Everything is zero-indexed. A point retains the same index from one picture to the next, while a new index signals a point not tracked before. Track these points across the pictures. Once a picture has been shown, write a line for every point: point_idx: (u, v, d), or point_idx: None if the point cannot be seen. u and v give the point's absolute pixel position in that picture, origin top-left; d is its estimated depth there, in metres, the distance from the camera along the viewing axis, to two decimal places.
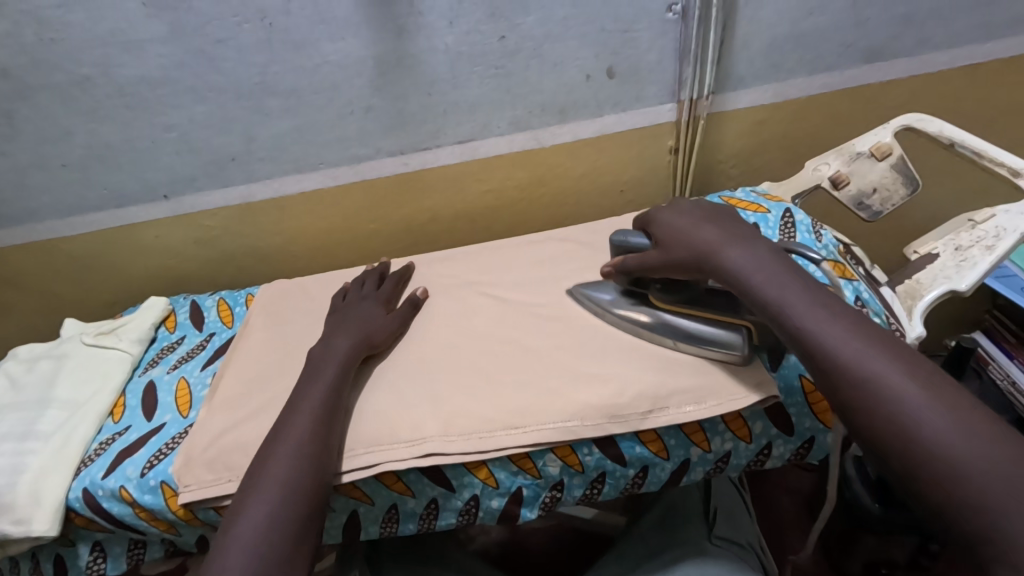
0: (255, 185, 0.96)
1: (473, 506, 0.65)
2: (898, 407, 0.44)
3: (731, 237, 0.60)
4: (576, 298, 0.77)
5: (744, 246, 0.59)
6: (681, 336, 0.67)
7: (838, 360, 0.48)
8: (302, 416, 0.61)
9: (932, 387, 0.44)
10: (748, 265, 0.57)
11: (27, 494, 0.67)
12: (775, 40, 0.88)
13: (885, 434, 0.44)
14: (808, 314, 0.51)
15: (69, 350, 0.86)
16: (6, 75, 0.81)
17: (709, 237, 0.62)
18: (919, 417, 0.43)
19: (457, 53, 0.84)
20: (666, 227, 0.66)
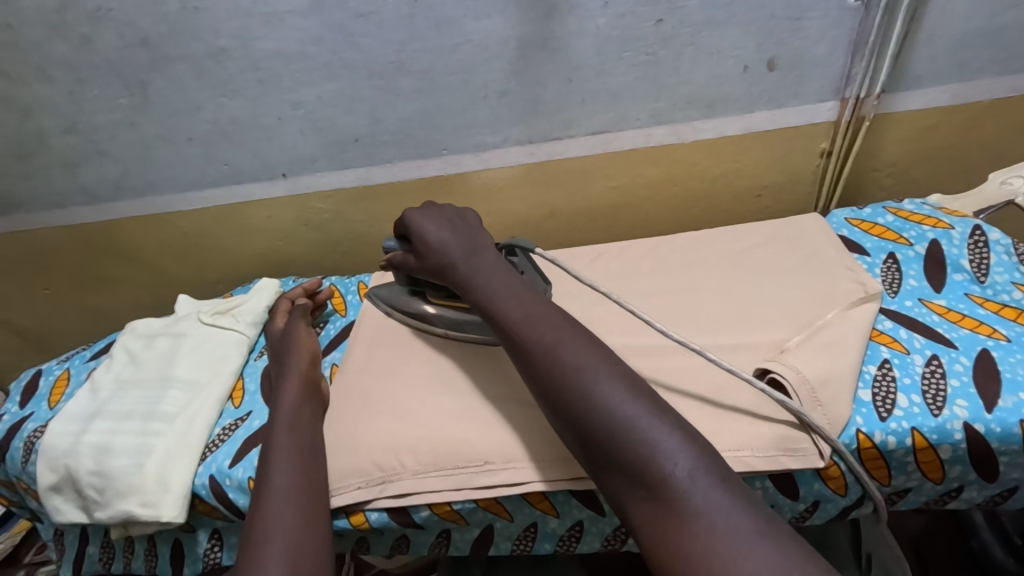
0: (374, 169, 0.92)
1: (623, 532, 0.60)
2: (617, 422, 0.43)
3: (503, 282, 0.58)
4: (372, 301, 0.83)
5: (509, 287, 0.57)
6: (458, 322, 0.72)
7: (574, 382, 0.47)
8: (278, 498, 0.53)
9: (651, 408, 0.44)
10: (523, 308, 0.54)
11: (151, 477, 0.65)
12: (967, 34, 0.78)
13: (599, 447, 0.44)
14: (569, 347, 0.49)
15: (185, 328, 0.84)
16: (145, 44, 0.79)
17: (484, 283, 0.58)
18: (637, 427, 0.43)
19: (607, 37, 0.78)
20: (418, 237, 0.66)
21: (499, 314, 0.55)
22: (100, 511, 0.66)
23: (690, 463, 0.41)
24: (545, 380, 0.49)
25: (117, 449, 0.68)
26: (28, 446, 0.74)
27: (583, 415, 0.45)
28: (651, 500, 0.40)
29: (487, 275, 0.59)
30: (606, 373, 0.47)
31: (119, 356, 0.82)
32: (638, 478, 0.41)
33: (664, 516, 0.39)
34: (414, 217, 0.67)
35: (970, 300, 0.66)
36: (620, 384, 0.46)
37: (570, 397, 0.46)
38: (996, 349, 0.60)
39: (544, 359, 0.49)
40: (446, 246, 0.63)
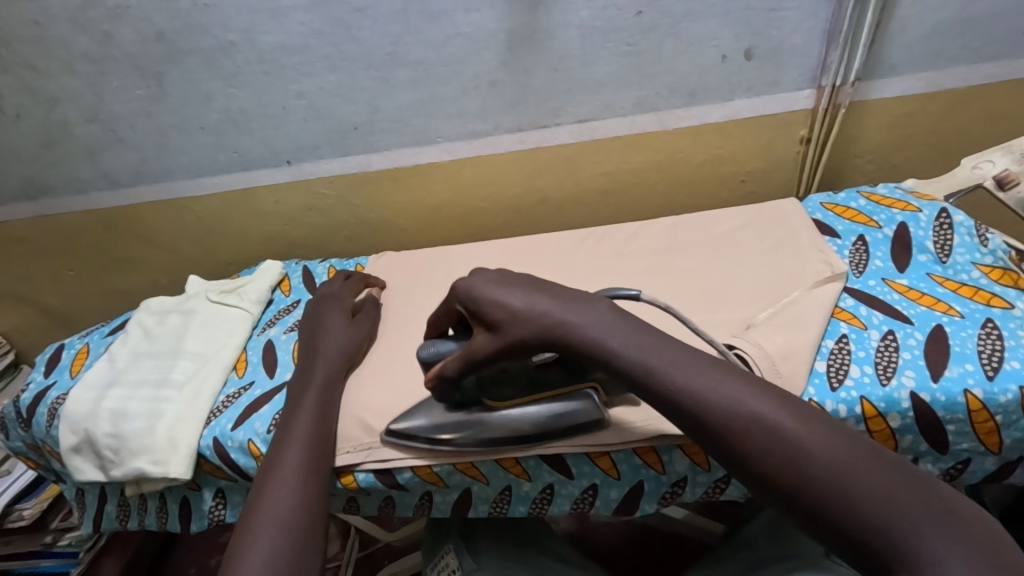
0: (373, 156, 0.97)
1: (590, 495, 0.64)
2: (878, 514, 0.36)
3: (658, 347, 0.46)
4: (398, 441, 0.64)
5: (662, 346, 0.46)
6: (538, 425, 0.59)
7: (808, 468, 0.38)
8: (293, 449, 0.61)
9: (915, 498, 0.37)
10: (696, 376, 0.44)
11: (163, 438, 0.71)
12: (942, 22, 0.80)
13: (851, 540, 0.37)
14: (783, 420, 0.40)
15: (196, 306, 0.90)
16: (160, 38, 0.84)
17: (627, 347, 0.46)
18: (898, 516, 0.36)
19: (590, 28, 0.81)
20: (492, 303, 0.49)
21: (669, 379, 0.44)
22: (115, 469, 0.72)
23: (971, 559, 0.34)
24: (754, 463, 0.40)
25: (134, 413, 0.74)
26: (52, 411, 0.81)
27: (827, 503, 0.37)
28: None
29: (634, 334, 0.47)
30: (832, 446, 0.39)
31: (136, 331, 0.88)
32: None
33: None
34: (478, 284, 0.51)
35: (931, 279, 0.69)
36: (864, 464, 0.38)
37: (806, 483, 0.38)
38: (949, 325, 0.63)
39: (750, 437, 0.40)
40: (541, 308, 0.48)
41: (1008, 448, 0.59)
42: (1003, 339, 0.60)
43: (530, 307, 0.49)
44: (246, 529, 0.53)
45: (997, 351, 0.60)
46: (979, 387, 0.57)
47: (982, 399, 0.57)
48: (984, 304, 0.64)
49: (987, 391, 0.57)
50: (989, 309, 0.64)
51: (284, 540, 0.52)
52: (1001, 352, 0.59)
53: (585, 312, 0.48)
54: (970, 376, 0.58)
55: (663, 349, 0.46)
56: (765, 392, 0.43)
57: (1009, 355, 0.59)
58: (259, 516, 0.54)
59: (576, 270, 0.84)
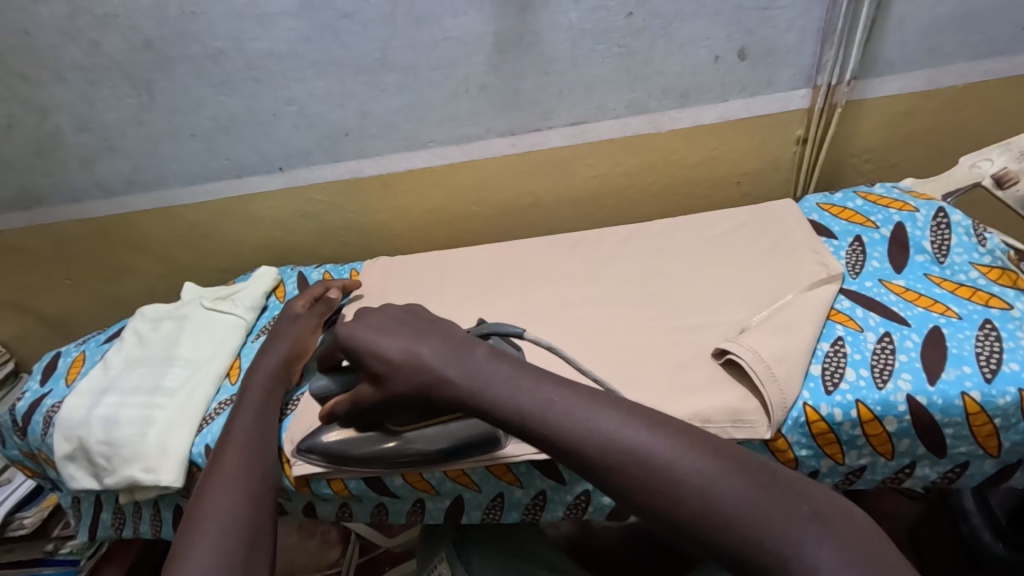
0: (365, 161, 0.97)
1: (583, 501, 0.63)
2: (724, 510, 0.34)
3: (512, 371, 0.44)
4: (304, 458, 0.64)
5: (529, 372, 0.43)
6: (441, 446, 0.60)
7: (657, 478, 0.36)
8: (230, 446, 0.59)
9: (762, 486, 0.35)
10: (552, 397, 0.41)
11: (154, 446, 0.71)
12: (937, 19, 0.79)
13: (723, 552, 0.34)
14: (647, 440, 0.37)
15: (189, 312, 0.90)
16: (148, 46, 0.85)
17: (493, 381, 0.43)
18: (764, 519, 0.33)
19: (580, 30, 0.81)
20: (370, 352, 0.48)
21: (531, 406, 0.41)
22: (108, 477, 0.72)
23: (840, 556, 0.32)
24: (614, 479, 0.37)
25: (125, 421, 0.74)
26: (47, 420, 0.81)
27: (696, 514, 0.35)
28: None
29: (492, 364, 0.45)
30: (702, 461, 0.36)
31: (130, 338, 0.88)
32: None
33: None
34: (360, 332, 0.49)
35: (928, 280, 0.68)
36: (730, 475, 0.35)
37: (678, 505, 0.35)
38: (946, 326, 0.62)
39: (602, 450, 0.38)
40: (416, 357, 0.46)
41: (1008, 451, 0.58)
42: (1001, 341, 0.59)
43: (404, 354, 0.46)
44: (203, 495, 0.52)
45: (995, 353, 0.59)
46: (977, 390, 0.56)
47: (980, 402, 0.56)
48: (983, 305, 0.63)
49: (985, 394, 0.56)
50: (987, 310, 0.63)
51: (221, 532, 0.49)
52: (1000, 354, 0.58)
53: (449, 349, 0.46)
54: (968, 379, 0.57)
55: (526, 374, 0.43)
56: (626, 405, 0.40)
57: (1007, 357, 0.58)
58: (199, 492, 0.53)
59: (568, 274, 0.84)
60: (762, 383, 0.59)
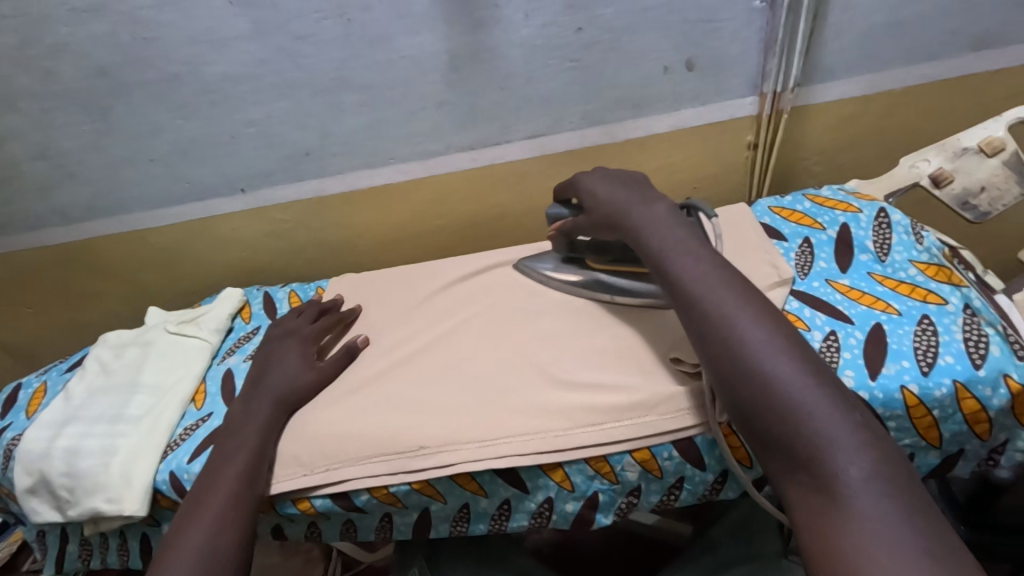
0: (327, 180, 0.97)
1: (547, 509, 0.64)
2: (791, 397, 0.44)
3: (676, 241, 0.57)
4: (521, 271, 0.85)
5: (683, 244, 0.57)
6: (617, 284, 0.75)
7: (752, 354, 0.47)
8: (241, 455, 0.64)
9: (830, 392, 0.44)
10: (691, 271, 0.54)
11: (118, 474, 0.70)
12: (872, 27, 0.82)
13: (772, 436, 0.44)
14: (759, 335, 0.47)
15: (154, 337, 0.89)
16: (103, 73, 0.85)
17: (658, 238, 0.59)
18: (829, 427, 0.42)
19: (532, 46, 0.83)
20: (589, 194, 0.70)
21: (685, 292, 0.53)
22: (71, 509, 0.71)
23: (870, 466, 0.40)
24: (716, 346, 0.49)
25: (89, 451, 0.74)
26: (8, 453, 0.80)
27: (762, 405, 0.45)
28: (820, 503, 0.40)
29: (666, 243, 0.58)
30: (790, 365, 0.45)
31: (92, 366, 0.87)
32: (809, 462, 0.42)
33: (826, 508, 0.40)
34: (586, 178, 0.75)
35: (871, 278, 0.71)
36: (811, 385, 0.44)
37: (758, 383, 0.45)
38: (888, 323, 0.64)
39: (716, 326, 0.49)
40: (614, 200, 0.67)
41: (949, 441, 0.60)
42: (937, 335, 0.62)
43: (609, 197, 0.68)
44: (192, 515, 0.59)
45: (931, 346, 0.61)
46: (915, 384, 0.59)
47: (918, 396, 0.58)
48: (921, 301, 0.66)
49: (922, 387, 0.58)
50: (925, 306, 0.65)
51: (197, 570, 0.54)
52: (935, 347, 0.60)
53: (635, 203, 0.64)
54: (906, 373, 0.59)
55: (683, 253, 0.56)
56: (749, 295, 0.51)
57: (942, 350, 0.60)
58: (207, 499, 0.60)
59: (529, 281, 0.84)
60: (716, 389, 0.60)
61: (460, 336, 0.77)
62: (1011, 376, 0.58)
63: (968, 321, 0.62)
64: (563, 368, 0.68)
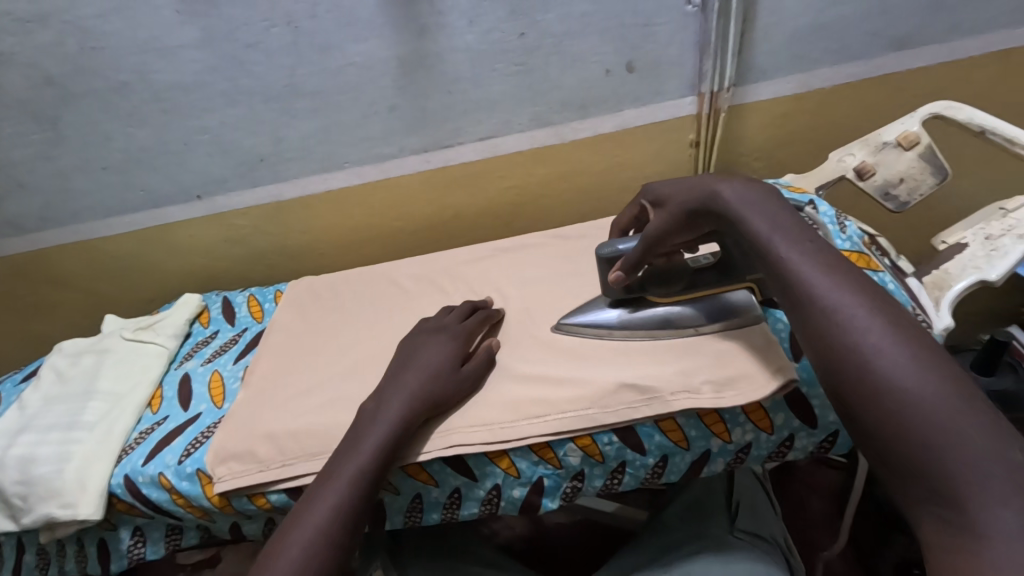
0: (283, 185, 0.99)
1: (495, 495, 0.67)
2: (927, 420, 0.38)
3: (786, 232, 0.51)
4: (568, 332, 0.73)
5: (798, 235, 0.51)
6: (704, 313, 0.68)
7: (879, 365, 0.41)
8: (349, 465, 0.59)
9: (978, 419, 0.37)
10: (810, 268, 0.48)
11: (72, 481, 0.71)
12: (799, 30, 0.87)
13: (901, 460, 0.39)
14: (888, 345, 0.42)
15: (110, 345, 0.90)
16: (51, 83, 0.85)
17: (764, 228, 0.52)
18: (976, 458, 0.36)
19: (478, 51, 0.86)
20: (671, 188, 0.64)
21: (804, 287, 0.47)
22: (25, 517, 0.71)
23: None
24: (836, 354, 0.43)
25: (43, 458, 0.74)
26: None
27: (888, 430, 0.39)
28: (962, 549, 0.35)
29: (778, 231, 0.51)
30: (930, 383, 0.39)
31: (47, 375, 0.87)
32: (943, 495, 0.37)
33: (966, 553, 0.35)
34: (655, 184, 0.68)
35: None
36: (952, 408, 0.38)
37: (886, 399, 0.40)
38: None
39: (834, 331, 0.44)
40: (700, 187, 0.60)
41: None
42: None
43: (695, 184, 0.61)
44: (290, 528, 0.56)
45: None
46: None
47: None
48: None
49: None
50: None
51: None
52: None
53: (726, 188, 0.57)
54: None
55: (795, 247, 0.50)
56: (877, 297, 0.45)
57: None
58: (306, 519, 0.56)
59: (482, 278, 0.86)
60: (675, 393, 0.62)
61: None
62: None
63: None
64: (511, 360, 0.71)
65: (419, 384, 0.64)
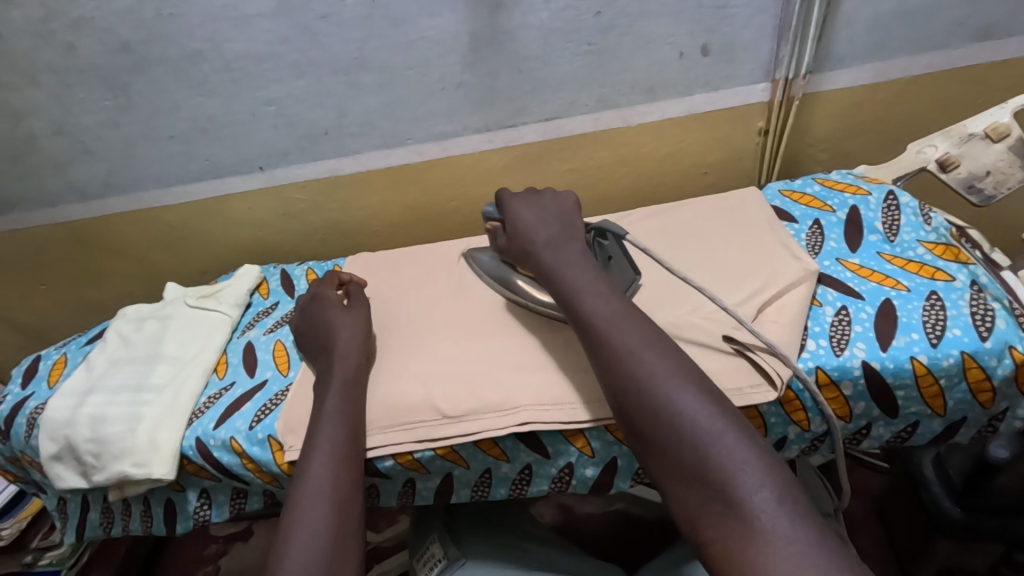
0: (344, 159, 0.98)
1: (567, 474, 0.67)
2: (693, 430, 0.46)
3: (588, 278, 0.61)
4: (470, 261, 0.86)
5: (598, 286, 0.60)
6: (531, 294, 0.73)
7: (652, 390, 0.49)
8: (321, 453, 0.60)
9: (736, 430, 0.46)
10: (605, 311, 0.57)
11: (144, 441, 0.72)
12: (882, 16, 0.85)
13: (683, 467, 0.46)
14: (666, 370, 0.51)
15: (174, 311, 0.91)
16: (125, 49, 0.86)
17: (571, 277, 0.61)
18: (735, 457, 0.44)
19: (551, 29, 0.85)
20: (512, 220, 0.71)
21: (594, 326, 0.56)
22: (97, 474, 0.72)
23: (777, 491, 0.43)
24: (625, 381, 0.51)
25: (114, 418, 0.75)
26: (31, 421, 0.80)
27: (665, 436, 0.48)
28: (740, 529, 0.42)
29: (581, 281, 0.60)
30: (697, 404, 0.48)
31: (113, 339, 0.88)
32: (721, 493, 0.44)
33: (739, 534, 0.42)
34: (510, 199, 0.73)
35: (880, 258, 0.73)
36: (749, 471, 0.44)
37: (664, 417, 0.48)
38: (897, 298, 0.66)
39: (621, 359, 0.52)
40: (534, 234, 0.68)
41: (954, 409, 0.62)
42: (946, 310, 0.64)
43: (532, 224, 0.69)
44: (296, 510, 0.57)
45: (940, 321, 0.63)
46: (924, 354, 0.61)
47: (927, 365, 0.60)
48: (929, 278, 0.68)
49: (931, 357, 0.60)
50: (933, 282, 0.67)
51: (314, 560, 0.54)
52: (943, 321, 0.63)
53: (538, 230, 0.68)
54: (916, 345, 0.61)
55: (601, 284, 0.60)
56: (656, 337, 0.54)
57: (950, 324, 0.62)
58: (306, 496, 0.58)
59: None
60: (754, 388, 0.61)
61: (482, 308, 0.79)
62: (1016, 347, 0.60)
63: (974, 296, 0.65)
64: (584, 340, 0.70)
65: (351, 357, 0.69)
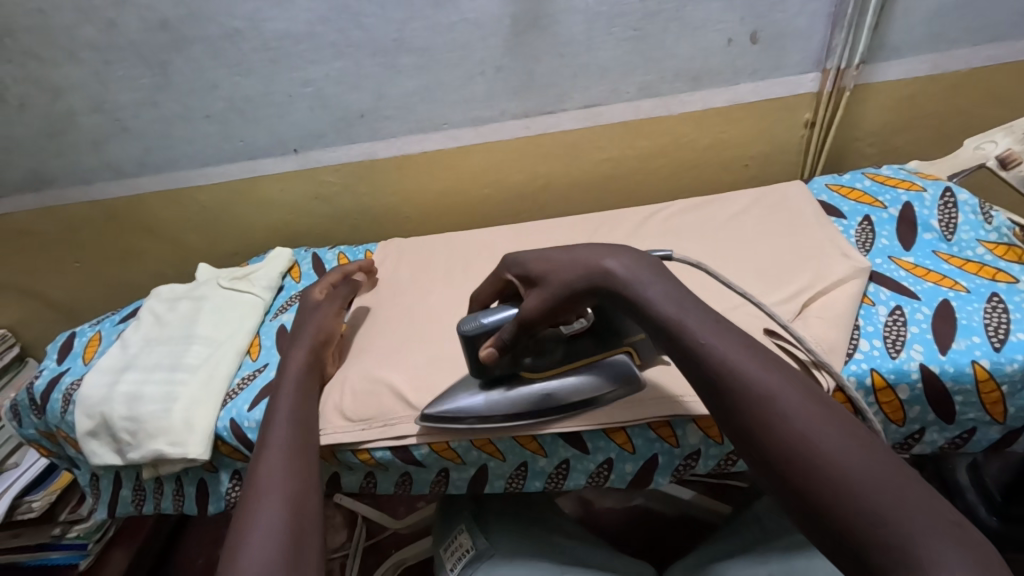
0: (378, 143, 0.97)
1: (605, 469, 0.65)
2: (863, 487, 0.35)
3: (679, 298, 0.48)
4: (435, 422, 0.63)
5: (700, 311, 0.46)
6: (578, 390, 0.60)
7: (799, 434, 0.38)
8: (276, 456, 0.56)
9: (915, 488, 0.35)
10: (719, 339, 0.44)
11: (179, 420, 0.72)
12: (943, 5, 0.81)
13: (852, 533, 0.34)
14: (801, 407, 0.39)
15: (207, 292, 0.90)
16: (165, 26, 0.85)
17: (656, 295, 0.48)
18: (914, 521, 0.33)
19: (596, 12, 0.82)
20: (541, 256, 0.55)
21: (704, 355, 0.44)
22: (132, 452, 0.73)
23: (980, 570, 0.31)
24: (757, 425, 0.40)
25: (149, 397, 0.75)
26: (67, 397, 0.80)
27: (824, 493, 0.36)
28: None
29: (674, 298, 0.48)
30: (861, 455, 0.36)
31: (147, 317, 0.88)
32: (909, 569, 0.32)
33: None
34: (524, 250, 0.58)
35: (936, 257, 0.70)
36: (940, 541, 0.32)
37: (814, 468, 0.37)
38: (956, 299, 0.64)
39: (752, 395, 0.41)
40: (581, 259, 0.52)
41: (1014, 417, 0.60)
42: (1009, 312, 0.61)
43: (570, 253, 0.53)
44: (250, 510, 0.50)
45: (1003, 323, 0.60)
46: (987, 358, 0.58)
47: (989, 370, 0.58)
48: (989, 279, 0.66)
49: (994, 361, 0.58)
50: (994, 284, 0.65)
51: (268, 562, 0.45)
52: (1007, 324, 0.60)
53: (584, 250, 0.53)
54: (978, 349, 0.59)
55: (695, 305, 0.47)
56: (784, 370, 0.42)
57: (1015, 327, 0.60)
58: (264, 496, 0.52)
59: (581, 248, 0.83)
60: None
61: None
62: None
63: None
64: None
65: (304, 354, 0.70)
